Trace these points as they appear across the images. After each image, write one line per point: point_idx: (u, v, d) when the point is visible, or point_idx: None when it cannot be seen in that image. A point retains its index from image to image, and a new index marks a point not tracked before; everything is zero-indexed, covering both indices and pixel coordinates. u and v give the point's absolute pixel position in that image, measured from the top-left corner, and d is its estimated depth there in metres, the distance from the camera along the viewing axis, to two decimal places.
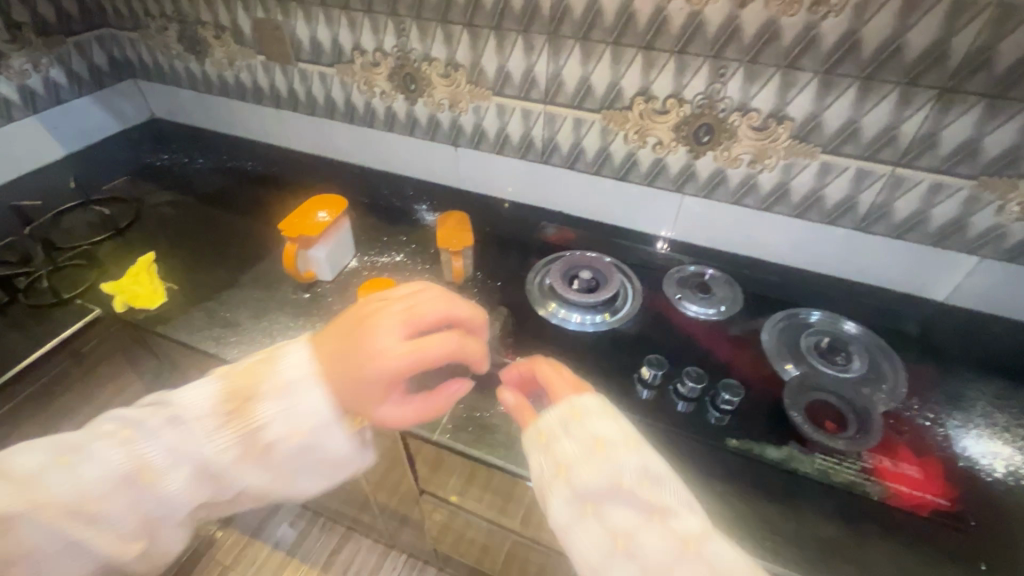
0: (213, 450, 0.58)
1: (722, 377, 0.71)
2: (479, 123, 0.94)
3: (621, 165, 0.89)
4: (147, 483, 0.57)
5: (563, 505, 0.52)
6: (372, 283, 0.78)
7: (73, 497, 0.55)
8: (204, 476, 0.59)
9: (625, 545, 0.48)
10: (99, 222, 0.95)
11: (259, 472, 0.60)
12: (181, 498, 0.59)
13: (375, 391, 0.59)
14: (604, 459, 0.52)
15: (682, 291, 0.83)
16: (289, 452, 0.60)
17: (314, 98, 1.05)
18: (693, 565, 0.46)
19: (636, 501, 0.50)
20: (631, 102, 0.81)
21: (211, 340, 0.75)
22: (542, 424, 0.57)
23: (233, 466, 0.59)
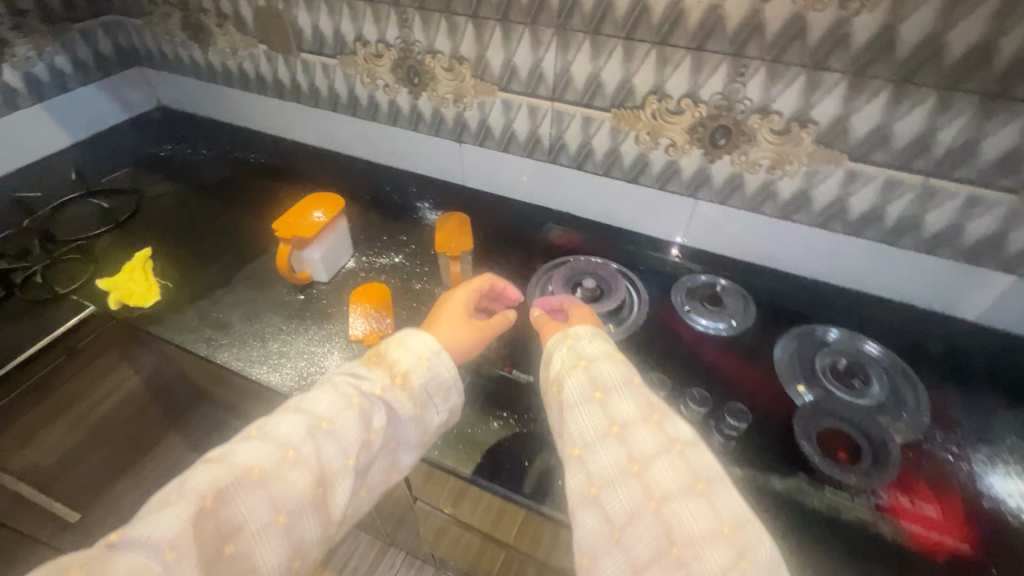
0: (368, 388, 0.54)
1: (730, 400, 0.67)
2: (484, 119, 0.90)
3: (632, 167, 0.84)
4: (323, 427, 0.50)
5: (575, 386, 0.55)
6: (369, 285, 0.76)
7: (277, 453, 0.47)
8: (365, 418, 0.52)
9: (619, 431, 0.51)
10: (97, 215, 0.94)
11: (406, 410, 0.55)
12: (349, 447, 0.50)
13: (461, 321, 0.63)
14: (619, 362, 0.57)
15: (690, 303, 0.79)
16: (428, 384, 0.57)
17: (317, 89, 1.02)
18: (676, 458, 0.49)
19: (642, 399, 0.54)
20: (643, 101, 0.76)
21: (202, 342, 0.73)
22: (571, 330, 0.61)
23: (388, 402, 0.54)
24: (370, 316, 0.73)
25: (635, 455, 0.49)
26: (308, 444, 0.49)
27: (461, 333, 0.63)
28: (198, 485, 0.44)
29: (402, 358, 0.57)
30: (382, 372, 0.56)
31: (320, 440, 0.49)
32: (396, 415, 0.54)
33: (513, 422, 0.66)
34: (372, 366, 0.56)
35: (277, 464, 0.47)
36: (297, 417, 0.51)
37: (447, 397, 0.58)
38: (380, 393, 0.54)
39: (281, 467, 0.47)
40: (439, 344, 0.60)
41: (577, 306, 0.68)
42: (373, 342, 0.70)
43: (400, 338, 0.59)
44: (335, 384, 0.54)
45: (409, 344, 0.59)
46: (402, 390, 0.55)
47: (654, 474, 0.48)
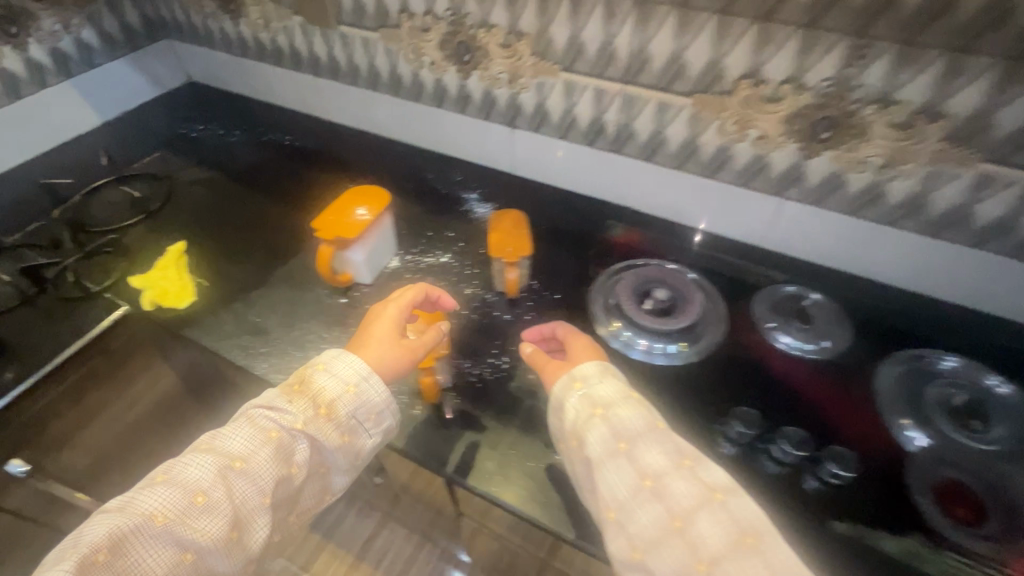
0: (289, 422, 0.54)
1: (830, 442, 0.58)
2: (542, 102, 0.81)
3: (711, 160, 0.74)
4: (237, 468, 0.51)
5: (597, 438, 0.51)
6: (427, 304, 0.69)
7: (185, 499, 0.48)
8: (283, 453, 0.53)
9: (655, 485, 0.47)
10: (130, 204, 0.89)
11: (332, 440, 0.55)
12: (265, 485, 0.51)
13: (393, 341, 0.59)
14: (640, 405, 0.53)
15: (776, 319, 0.69)
16: (357, 412, 0.56)
17: (357, 67, 0.94)
18: (721, 511, 0.45)
19: (669, 443, 0.50)
20: (733, 86, 0.66)
21: (240, 350, 0.68)
22: (578, 372, 0.56)
23: (309, 435, 0.54)
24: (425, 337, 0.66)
25: (676, 513, 0.45)
26: (218, 487, 0.49)
27: (391, 353, 0.59)
28: (95, 537, 0.46)
29: (328, 386, 0.56)
30: (305, 402, 0.55)
31: (231, 482, 0.50)
32: (321, 446, 0.54)
33: None
34: (293, 397, 0.55)
35: (184, 510, 0.48)
36: (207, 457, 0.51)
37: (380, 420, 0.57)
38: (302, 427, 0.54)
39: (188, 514, 0.48)
40: (367, 369, 0.57)
41: (573, 332, 0.62)
42: (427, 364, 0.62)
43: (327, 361, 0.57)
44: (251, 419, 0.54)
45: (336, 369, 0.57)
46: (328, 421, 0.55)
47: (700, 531, 0.44)
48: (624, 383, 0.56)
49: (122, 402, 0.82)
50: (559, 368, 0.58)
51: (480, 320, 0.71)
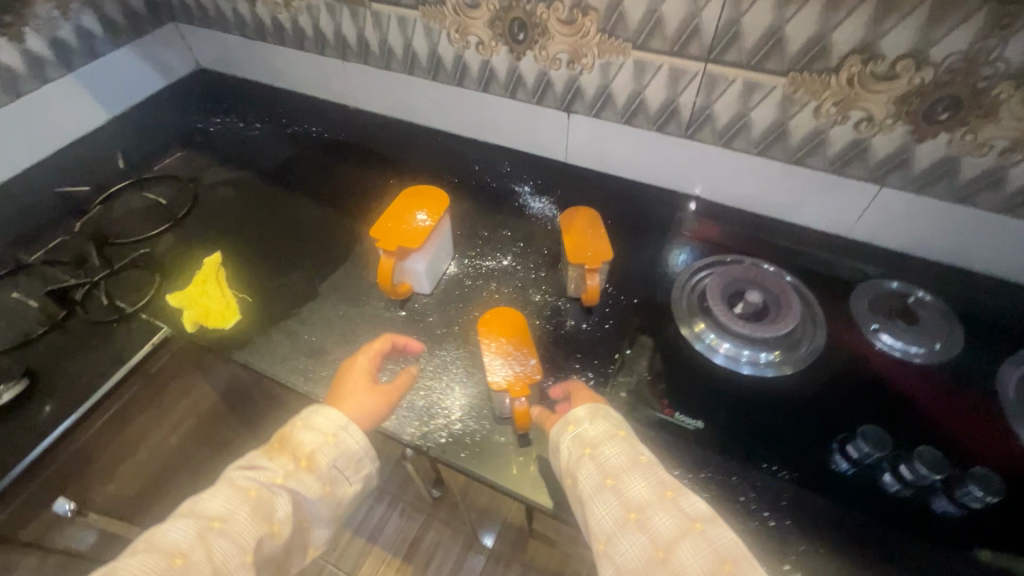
0: (268, 478, 0.50)
1: (971, 465, 0.53)
2: (606, 84, 0.73)
3: (800, 145, 0.67)
4: (216, 527, 0.46)
5: (586, 476, 0.49)
6: (500, 317, 0.63)
7: (161, 563, 0.43)
8: (264, 510, 0.48)
9: (640, 517, 0.45)
10: (154, 211, 0.82)
11: (315, 493, 0.51)
12: (247, 541, 0.46)
13: (363, 387, 0.56)
14: (626, 441, 0.51)
15: (878, 319, 0.64)
16: (338, 461, 0.52)
17: (391, 48, 0.85)
18: (700, 540, 0.43)
19: (653, 474, 0.48)
20: (840, 62, 0.59)
21: (299, 374, 0.62)
22: (571, 414, 0.53)
23: (291, 489, 0.50)
24: (512, 356, 0.60)
25: (659, 543, 0.44)
26: (197, 547, 0.44)
27: (366, 399, 0.56)
28: None
29: (306, 437, 0.52)
30: (285, 458, 0.51)
31: (211, 543, 0.45)
32: (302, 501, 0.50)
33: (690, 484, 0.53)
34: (273, 453, 0.52)
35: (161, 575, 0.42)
36: (185, 520, 0.46)
37: (360, 467, 0.54)
38: (282, 482, 0.50)
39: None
40: (344, 419, 0.54)
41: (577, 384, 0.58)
42: (527, 392, 0.56)
43: (305, 418, 0.54)
44: (228, 479, 0.49)
45: (313, 423, 0.53)
46: (310, 473, 0.51)
47: (681, 561, 0.43)
48: (613, 419, 0.53)
49: (163, 428, 0.74)
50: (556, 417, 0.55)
51: (556, 332, 0.65)
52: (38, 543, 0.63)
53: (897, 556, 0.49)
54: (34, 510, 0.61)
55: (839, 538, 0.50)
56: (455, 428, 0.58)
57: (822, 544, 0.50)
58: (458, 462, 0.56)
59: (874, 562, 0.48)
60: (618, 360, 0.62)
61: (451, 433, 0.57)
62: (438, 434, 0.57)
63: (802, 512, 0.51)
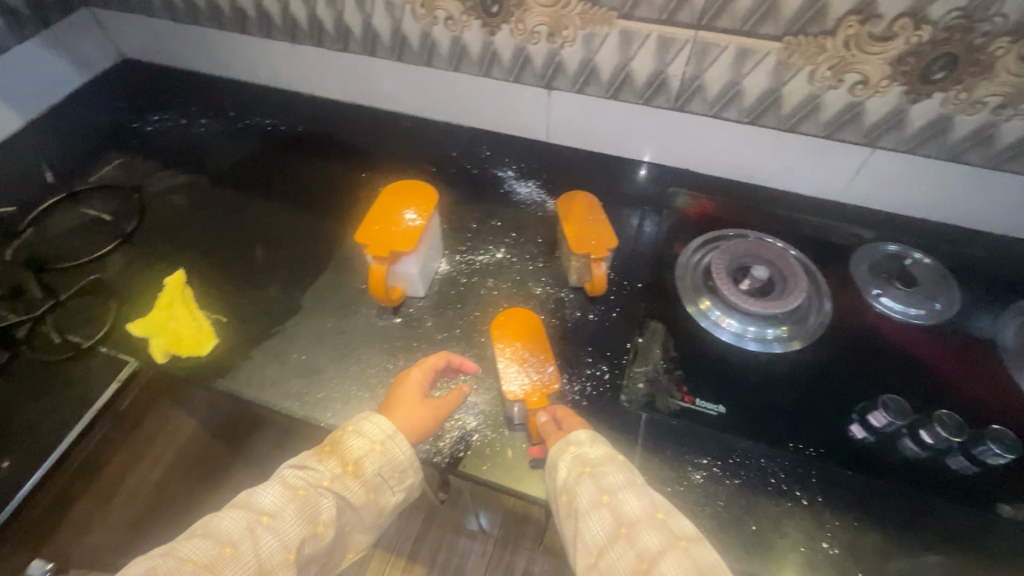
0: (316, 479, 0.48)
1: (990, 423, 0.54)
2: (589, 58, 0.69)
3: (793, 112, 0.66)
4: (265, 522, 0.46)
5: (583, 494, 0.48)
6: (524, 320, 0.60)
7: (213, 551, 0.43)
8: (310, 511, 0.47)
9: (630, 532, 0.45)
10: (96, 228, 0.72)
11: (358, 499, 0.49)
12: (291, 539, 0.45)
13: (414, 399, 0.53)
14: (623, 463, 0.50)
15: (879, 284, 0.64)
16: (382, 470, 0.50)
17: (347, 28, 0.77)
18: (682, 556, 0.43)
19: (649, 493, 0.48)
20: (836, 24, 0.57)
21: (293, 399, 0.57)
22: (570, 436, 0.51)
23: (337, 493, 0.48)
24: (528, 363, 0.57)
25: (645, 557, 0.44)
26: (246, 539, 0.44)
27: (417, 411, 0.52)
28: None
29: (355, 443, 0.50)
30: (334, 461, 0.50)
31: (259, 536, 0.45)
32: (347, 505, 0.49)
33: (720, 471, 0.53)
34: (323, 455, 0.50)
35: (211, 562, 0.43)
36: (238, 512, 0.46)
37: (403, 478, 0.51)
38: (329, 485, 0.48)
39: (213, 567, 0.43)
40: (392, 426, 0.51)
41: (566, 412, 0.54)
42: (544, 404, 0.54)
43: (356, 423, 0.51)
44: (277, 476, 0.49)
45: (363, 429, 0.51)
46: (355, 479, 0.49)
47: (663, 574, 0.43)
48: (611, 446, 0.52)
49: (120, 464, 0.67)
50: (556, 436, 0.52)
51: (562, 325, 0.63)
52: None
53: (927, 522, 0.50)
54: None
55: (872, 513, 0.50)
56: (472, 439, 0.54)
57: (858, 520, 0.50)
58: (480, 474, 0.52)
59: (906, 528, 0.50)
60: (632, 350, 0.60)
61: (469, 445, 0.54)
62: (455, 448, 0.54)
63: (832, 490, 0.51)
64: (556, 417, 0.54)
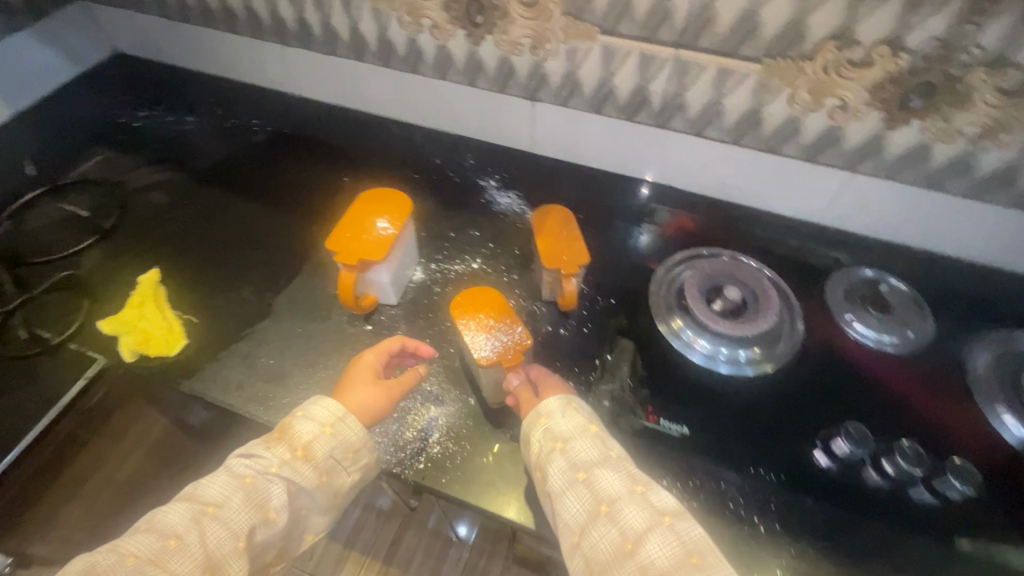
0: (263, 466, 0.48)
1: (950, 455, 0.54)
2: (572, 71, 0.69)
3: (774, 133, 0.66)
4: (211, 512, 0.45)
5: (557, 472, 0.48)
6: (484, 292, 0.59)
7: (158, 544, 0.43)
8: (257, 500, 0.47)
9: (610, 510, 0.46)
10: (74, 222, 0.73)
11: (311, 482, 0.49)
12: (240, 527, 0.45)
13: (367, 380, 0.54)
14: (597, 436, 0.51)
15: (853, 309, 0.64)
16: (335, 452, 0.50)
17: (335, 32, 0.78)
18: (667, 532, 0.44)
19: (625, 468, 0.48)
20: (815, 49, 0.57)
21: (256, 403, 0.57)
22: (542, 407, 0.52)
23: (285, 477, 0.48)
24: (495, 329, 0.56)
25: (629, 536, 0.45)
26: (192, 530, 0.44)
27: (370, 393, 0.53)
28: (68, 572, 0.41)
29: (302, 428, 0.50)
30: (282, 447, 0.49)
31: (205, 527, 0.44)
32: (299, 490, 0.48)
33: (679, 493, 0.52)
34: (270, 443, 0.49)
35: (156, 555, 0.42)
36: (182, 503, 0.46)
37: (358, 457, 0.51)
38: (276, 470, 0.48)
39: (158, 560, 0.42)
40: (343, 409, 0.51)
41: (541, 371, 0.56)
42: (517, 362, 0.55)
43: (305, 408, 0.52)
44: (226, 466, 0.48)
45: (311, 413, 0.51)
46: (305, 463, 0.49)
47: (649, 552, 0.44)
48: (586, 416, 0.52)
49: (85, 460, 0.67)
50: (530, 401, 0.54)
51: (533, 338, 0.62)
52: None
53: (887, 555, 0.49)
54: None
55: (831, 542, 0.50)
56: (433, 451, 0.54)
57: (815, 548, 0.49)
58: (438, 487, 0.52)
59: (865, 559, 0.49)
60: (599, 366, 0.60)
61: (428, 457, 0.54)
62: (415, 458, 0.53)
63: (792, 517, 0.51)
64: (532, 378, 0.56)
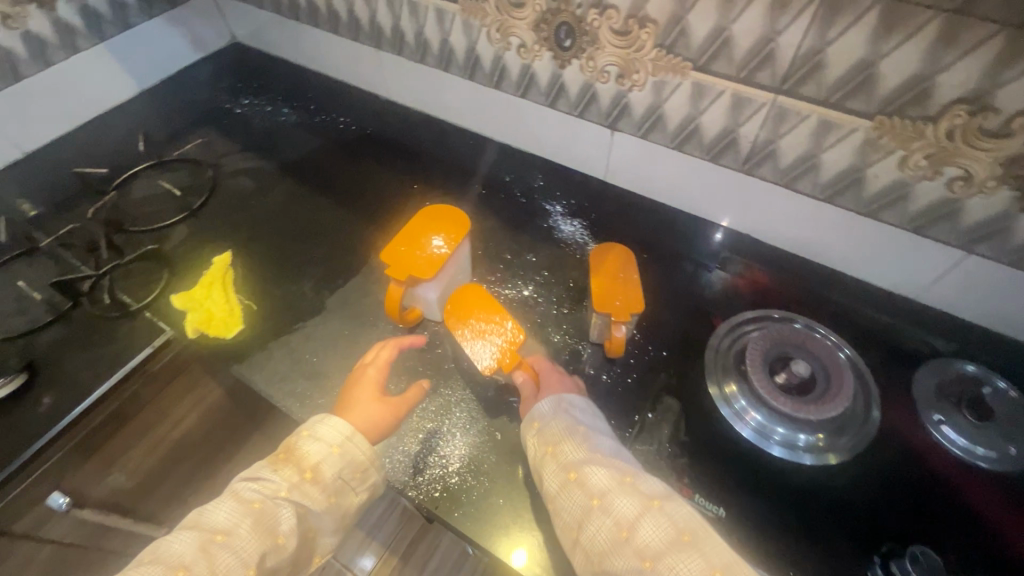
0: (272, 490, 0.50)
1: None
2: (657, 104, 0.65)
3: (877, 197, 0.58)
4: (219, 540, 0.47)
5: (551, 475, 0.48)
6: (472, 294, 0.59)
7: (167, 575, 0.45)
8: (266, 524, 0.48)
9: (603, 503, 0.46)
10: (169, 199, 0.79)
11: (320, 505, 0.50)
12: (250, 556, 0.47)
13: (370, 398, 0.54)
14: (587, 435, 0.51)
15: (943, 411, 0.56)
16: (342, 473, 0.51)
17: (427, 41, 0.79)
18: (659, 516, 0.45)
19: (612, 462, 0.49)
20: (940, 111, 0.50)
21: (293, 399, 0.59)
22: (535, 412, 0.52)
23: (295, 502, 0.50)
24: (488, 333, 0.56)
25: (624, 524, 0.45)
26: (200, 561, 0.45)
27: (374, 411, 0.54)
28: None
29: (311, 448, 0.52)
30: (290, 470, 0.51)
31: (213, 555, 0.46)
32: (308, 513, 0.50)
33: None
34: (276, 465, 0.51)
35: None
36: (191, 532, 0.48)
37: (366, 477, 0.52)
38: (285, 495, 0.50)
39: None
40: (350, 428, 0.52)
41: (539, 360, 0.58)
42: (515, 362, 0.55)
43: (312, 427, 0.53)
44: (233, 491, 0.50)
45: (318, 433, 0.52)
46: (313, 485, 0.50)
47: (644, 537, 0.44)
48: (576, 417, 0.52)
49: (154, 418, 0.68)
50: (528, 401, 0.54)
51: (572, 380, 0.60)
52: (33, 534, 0.61)
53: None
54: (31, 507, 0.58)
55: None
56: (450, 481, 0.53)
57: None
58: (450, 520, 0.51)
59: None
60: (639, 423, 0.56)
61: (446, 487, 0.52)
62: (432, 487, 0.52)
63: None
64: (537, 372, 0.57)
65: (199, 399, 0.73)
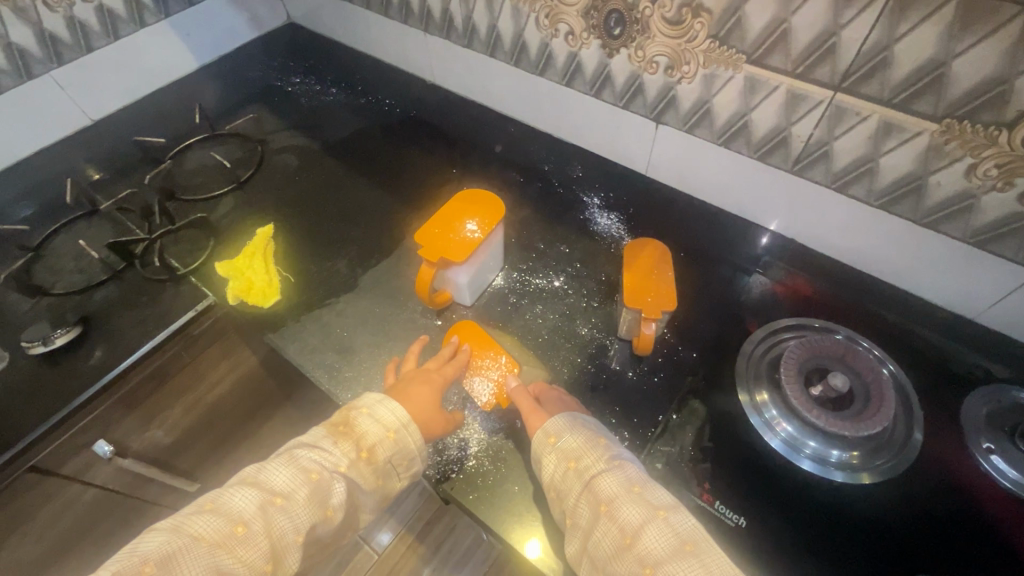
0: (331, 463, 0.49)
1: None
2: (706, 99, 0.63)
3: (938, 206, 0.55)
4: (277, 503, 0.46)
5: (564, 483, 0.48)
6: (462, 334, 0.61)
7: (226, 529, 0.44)
8: (320, 497, 0.48)
9: (610, 509, 0.45)
10: (220, 171, 0.82)
11: (368, 485, 0.51)
12: (302, 522, 0.47)
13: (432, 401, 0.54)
14: (603, 447, 0.49)
15: (995, 441, 0.52)
16: (393, 457, 0.51)
17: (474, 27, 0.79)
18: (663, 526, 0.43)
19: (624, 470, 0.47)
20: (1017, 117, 0.46)
21: (322, 371, 0.60)
22: (550, 426, 0.51)
23: (350, 479, 0.50)
24: (484, 368, 0.59)
25: (628, 531, 0.44)
26: (258, 521, 0.45)
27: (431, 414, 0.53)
28: (149, 548, 0.42)
29: (369, 429, 0.51)
30: (348, 445, 0.51)
31: (271, 518, 0.46)
32: (357, 489, 0.50)
33: None
34: (338, 439, 0.51)
35: (224, 539, 0.44)
36: (251, 490, 0.47)
37: (410, 466, 0.52)
38: (343, 470, 0.49)
39: (227, 543, 0.44)
40: (407, 417, 0.52)
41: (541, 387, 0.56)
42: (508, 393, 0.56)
43: (370, 404, 0.53)
44: (292, 458, 0.49)
45: (376, 412, 0.52)
46: (367, 465, 0.50)
47: (647, 544, 0.43)
48: (595, 431, 0.51)
49: (193, 379, 0.71)
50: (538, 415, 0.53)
51: (596, 375, 0.59)
52: (77, 477, 0.65)
53: None
54: (77, 452, 0.62)
55: None
56: (467, 465, 0.53)
57: None
58: (465, 503, 0.51)
59: None
60: (663, 425, 0.55)
61: (462, 470, 0.53)
62: (449, 468, 0.53)
63: None
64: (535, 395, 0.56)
65: (235, 364, 0.76)
